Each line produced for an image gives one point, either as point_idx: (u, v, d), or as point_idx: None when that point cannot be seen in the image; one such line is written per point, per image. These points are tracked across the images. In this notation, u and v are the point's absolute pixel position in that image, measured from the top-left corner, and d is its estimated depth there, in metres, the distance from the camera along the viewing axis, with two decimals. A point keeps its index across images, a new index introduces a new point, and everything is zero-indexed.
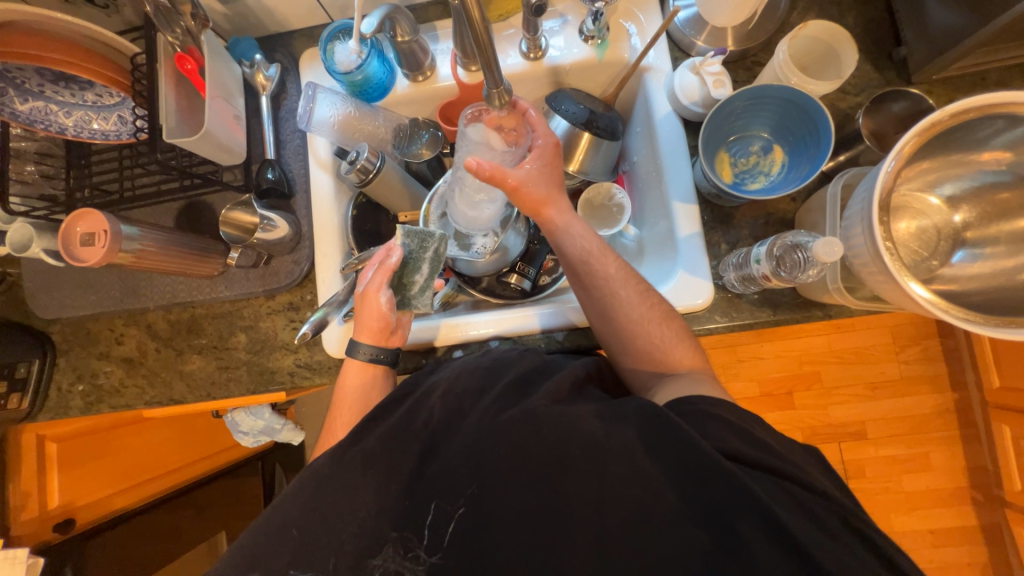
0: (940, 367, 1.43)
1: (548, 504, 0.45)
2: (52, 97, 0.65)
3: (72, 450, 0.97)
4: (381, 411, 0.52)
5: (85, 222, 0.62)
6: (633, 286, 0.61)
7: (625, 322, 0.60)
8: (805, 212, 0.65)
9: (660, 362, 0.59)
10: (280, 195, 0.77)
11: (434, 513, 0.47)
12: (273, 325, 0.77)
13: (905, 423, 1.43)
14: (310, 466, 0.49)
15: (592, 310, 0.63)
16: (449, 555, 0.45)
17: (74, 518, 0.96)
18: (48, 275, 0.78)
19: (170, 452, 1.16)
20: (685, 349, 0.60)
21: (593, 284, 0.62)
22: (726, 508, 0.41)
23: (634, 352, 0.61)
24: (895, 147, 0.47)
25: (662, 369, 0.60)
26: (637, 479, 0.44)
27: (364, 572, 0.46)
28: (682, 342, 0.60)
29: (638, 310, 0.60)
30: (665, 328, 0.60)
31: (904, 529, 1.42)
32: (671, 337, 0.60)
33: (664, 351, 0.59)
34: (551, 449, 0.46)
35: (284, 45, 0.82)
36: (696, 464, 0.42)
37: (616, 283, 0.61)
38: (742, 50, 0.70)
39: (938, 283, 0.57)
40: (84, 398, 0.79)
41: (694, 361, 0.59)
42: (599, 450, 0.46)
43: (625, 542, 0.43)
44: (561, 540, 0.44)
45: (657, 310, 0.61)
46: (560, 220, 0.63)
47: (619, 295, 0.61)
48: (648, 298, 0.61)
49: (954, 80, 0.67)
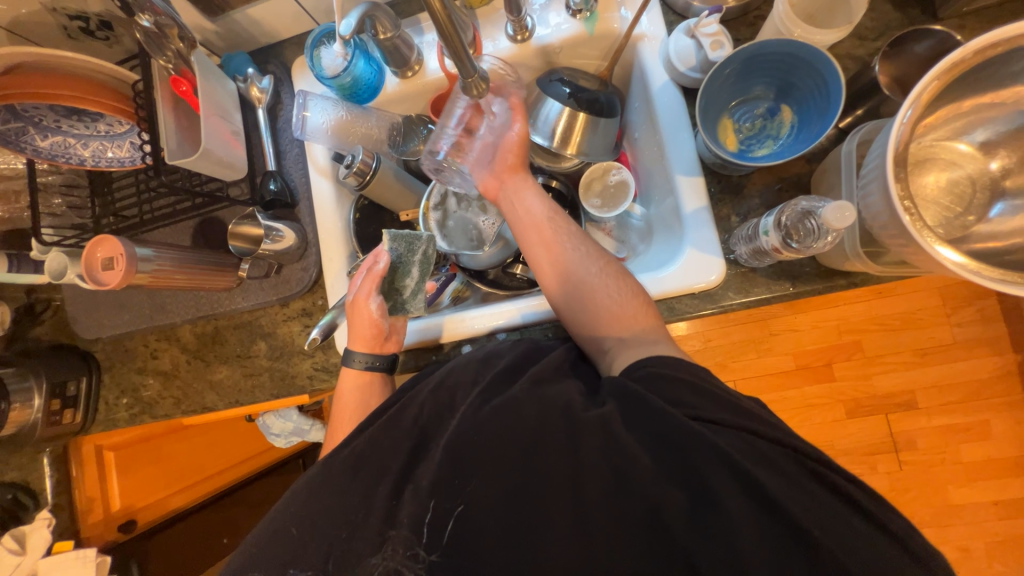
0: (999, 328, 1.32)
1: (545, 499, 0.44)
2: (69, 130, 0.69)
3: (126, 459, 1.03)
4: (374, 416, 0.54)
5: (104, 247, 0.65)
6: (591, 244, 0.64)
7: (584, 274, 0.61)
8: (821, 174, 0.60)
9: (618, 316, 0.58)
10: (284, 205, 0.79)
11: (433, 511, 0.45)
12: (289, 331, 0.80)
13: (959, 389, 1.33)
14: (304, 476, 0.52)
15: (552, 266, 0.63)
16: (449, 553, 0.45)
17: (134, 520, 1.05)
18: (86, 299, 0.84)
19: (211, 456, 1.24)
20: (640, 305, 0.59)
21: (556, 242, 0.64)
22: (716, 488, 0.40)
23: (594, 309, 0.60)
24: (912, 94, 0.42)
25: (618, 328, 0.58)
26: (630, 468, 0.43)
27: (364, 570, 0.45)
28: (638, 298, 0.60)
29: (597, 266, 0.61)
30: (622, 283, 0.60)
31: (963, 502, 1.33)
32: (627, 293, 0.60)
33: (621, 306, 0.59)
34: (554, 446, 0.45)
35: (276, 56, 0.83)
36: (685, 441, 0.42)
37: (575, 240, 0.64)
38: (741, 6, 0.65)
39: (975, 240, 0.51)
40: (129, 409, 0.85)
41: (650, 319, 0.58)
42: (604, 443, 0.44)
43: (615, 530, 0.42)
44: (548, 534, 0.43)
45: (615, 266, 0.62)
46: (520, 183, 0.68)
47: (579, 249, 0.63)
48: (605, 256, 0.63)
49: (989, 10, 0.60)
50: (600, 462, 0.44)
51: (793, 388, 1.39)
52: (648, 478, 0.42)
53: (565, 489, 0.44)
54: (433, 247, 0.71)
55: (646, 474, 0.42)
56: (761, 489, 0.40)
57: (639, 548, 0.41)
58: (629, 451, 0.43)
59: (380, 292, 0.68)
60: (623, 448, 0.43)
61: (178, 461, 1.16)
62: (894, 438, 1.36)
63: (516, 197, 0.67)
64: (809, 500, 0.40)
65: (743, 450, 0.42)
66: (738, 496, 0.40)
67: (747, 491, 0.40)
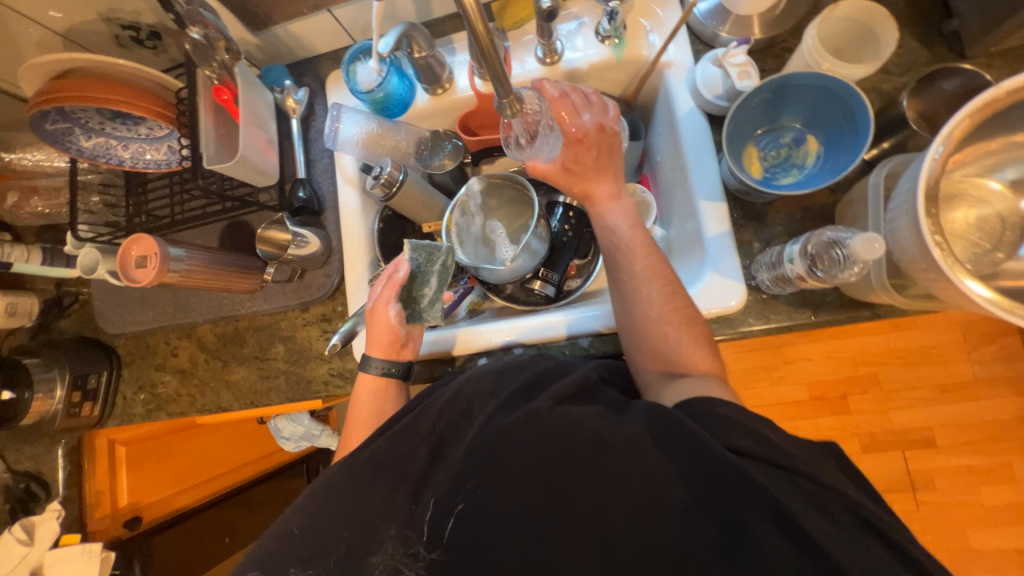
0: (1023, 367, 1.28)
1: (558, 525, 0.43)
2: (111, 132, 0.71)
3: (136, 454, 1.05)
4: (390, 422, 0.54)
5: (138, 246, 0.67)
6: (658, 286, 0.60)
7: (644, 318, 0.59)
8: (845, 204, 0.60)
9: (672, 364, 0.57)
10: (311, 212, 0.80)
11: (433, 507, 0.47)
12: (308, 336, 0.81)
13: (981, 429, 1.30)
14: (322, 476, 0.52)
15: (616, 303, 0.63)
16: (448, 551, 0.46)
17: (140, 516, 1.04)
18: (112, 294, 0.86)
19: (216, 456, 1.25)
20: (702, 355, 0.57)
21: (622, 279, 0.63)
22: (739, 511, 0.39)
23: (650, 351, 0.59)
24: (943, 131, 0.43)
25: (670, 370, 0.57)
26: (653, 498, 0.42)
27: (364, 570, 0.46)
28: (700, 347, 0.57)
29: (658, 310, 0.59)
30: (683, 333, 0.57)
31: (984, 547, 1.28)
32: (687, 342, 0.57)
33: (679, 354, 0.57)
34: (577, 471, 0.44)
35: (311, 69, 0.86)
36: (701, 457, 0.41)
37: (643, 281, 0.61)
38: (770, 37, 0.66)
39: (1005, 277, 0.51)
40: (145, 405, 0.86)
41: (707, 367, 0.56)
42: (629, 467, 0.43)
43: (626, 538, 0.42)
44: (559, 553, 0.43)
45: (680, 313, 0.58)
46: (602, 209, 0.66)
47: (642, 292, 0.60)
48: (672, 300, 0.59)
49: (1018, 51, 0.60)
50: (618, 483, 0.43)
51: (806, 418, 1.36)
52: (667, 485, 0.42)
53: (583, 513, 0.43)
54: (452, 258, 0.72)
55: (658, 492, 0.42)
56: (790, 531, 0.38)
57: (648, 563, 0.41)
58: (651, 470, 0.43)
59: (398, 298, 0.68)
60: (631, 468, 0.43)
61: (183, 459, 1.17)
62: (911, 476, 1.32)
63: (598, 221, 0.66)
64: (841, 543, 0.38)
65: (767, 483, 0.40)
66: (773, 531, 0.38)
67: (779, 525, 0.39)
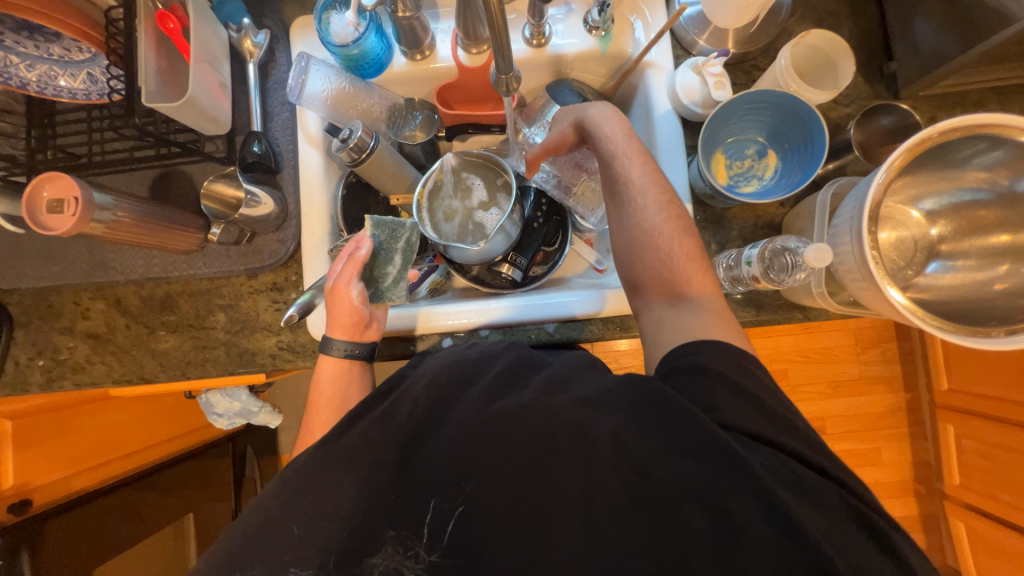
0: (896, 369, 1.52)
1: (541, 512, 0.44)
2: (13, 47, 0.59)
3: (28, 429, 0.91)
4: (363, 407, 0.53)
5: (53, 186, 0.57)
6: (653, 195, 0.61)
7: (640, 232, 0.61)
8: (792, 217, 0.68)
9: (669, 280, 0.59)
10: (265, 169, 0.73)
11: (433, 510, 0.45)
12: (254, 305, 0.74)
13: (860, 420, 1.52)
14: (291, 463, 0.50)
15: (613, 219, 0.64)
16: (449, 554, 0.44)
17: (30, 499, 0.90)
18: (6, 242, 0.73)
19: (132, 432, 1.12)
20: (696, 272, 0.59)
21: (620, 194, 0.63)
22: (720, 502, 0.42)
23: (645, 268, 0.61)
24: (886, 161, 0.49)
25: (670, 292, 0.59)
26: (641, 481, 0.43)
27: (363, 570, 0.44)
28: (694, 259, 0.59)
29: (653, 221, 0.60)
30: (679, 243, 0.59)
31: None
32: (683, 256, 0.59)
33: (676, 266, 0.59)
34: (560, 456, 0.46)
35: (273, 11, 0.78)
36: (679, 444, 0.44)
37: (637, 192, 0.62)
38: (742, 53, 0.71)
39: (913, 291, 0.60)
40: (45, 372, 0.74)
41: (703, 285, 0.58)
42: (612, 450, 0.45)
43: (607, 521, 0.43)
44: (546, 538, 0.43)
45: (676, 226, 0.60)
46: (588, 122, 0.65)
47: (637, 203, 0.61)
48: (667, 211, 0.61)
49: (937, 99, 0.70)
50: (601, 464, 0.45)
51: None
52: (648, 477, 0.44)
53: (566, 495, 0.44)
54: (415, 235, 0.70)
55: (639, 480, 0.44)
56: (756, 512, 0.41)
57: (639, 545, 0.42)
58: (630, 456, 0.45)
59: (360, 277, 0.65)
60: (614, 455, 0.45)
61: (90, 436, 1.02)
62: None
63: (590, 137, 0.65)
64: None
65: None
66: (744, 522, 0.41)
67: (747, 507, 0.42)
